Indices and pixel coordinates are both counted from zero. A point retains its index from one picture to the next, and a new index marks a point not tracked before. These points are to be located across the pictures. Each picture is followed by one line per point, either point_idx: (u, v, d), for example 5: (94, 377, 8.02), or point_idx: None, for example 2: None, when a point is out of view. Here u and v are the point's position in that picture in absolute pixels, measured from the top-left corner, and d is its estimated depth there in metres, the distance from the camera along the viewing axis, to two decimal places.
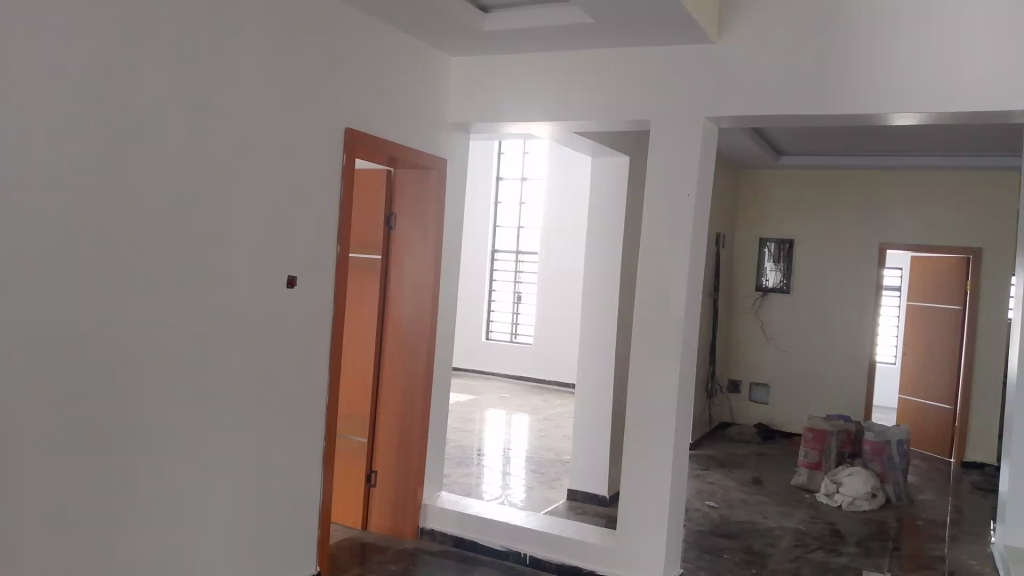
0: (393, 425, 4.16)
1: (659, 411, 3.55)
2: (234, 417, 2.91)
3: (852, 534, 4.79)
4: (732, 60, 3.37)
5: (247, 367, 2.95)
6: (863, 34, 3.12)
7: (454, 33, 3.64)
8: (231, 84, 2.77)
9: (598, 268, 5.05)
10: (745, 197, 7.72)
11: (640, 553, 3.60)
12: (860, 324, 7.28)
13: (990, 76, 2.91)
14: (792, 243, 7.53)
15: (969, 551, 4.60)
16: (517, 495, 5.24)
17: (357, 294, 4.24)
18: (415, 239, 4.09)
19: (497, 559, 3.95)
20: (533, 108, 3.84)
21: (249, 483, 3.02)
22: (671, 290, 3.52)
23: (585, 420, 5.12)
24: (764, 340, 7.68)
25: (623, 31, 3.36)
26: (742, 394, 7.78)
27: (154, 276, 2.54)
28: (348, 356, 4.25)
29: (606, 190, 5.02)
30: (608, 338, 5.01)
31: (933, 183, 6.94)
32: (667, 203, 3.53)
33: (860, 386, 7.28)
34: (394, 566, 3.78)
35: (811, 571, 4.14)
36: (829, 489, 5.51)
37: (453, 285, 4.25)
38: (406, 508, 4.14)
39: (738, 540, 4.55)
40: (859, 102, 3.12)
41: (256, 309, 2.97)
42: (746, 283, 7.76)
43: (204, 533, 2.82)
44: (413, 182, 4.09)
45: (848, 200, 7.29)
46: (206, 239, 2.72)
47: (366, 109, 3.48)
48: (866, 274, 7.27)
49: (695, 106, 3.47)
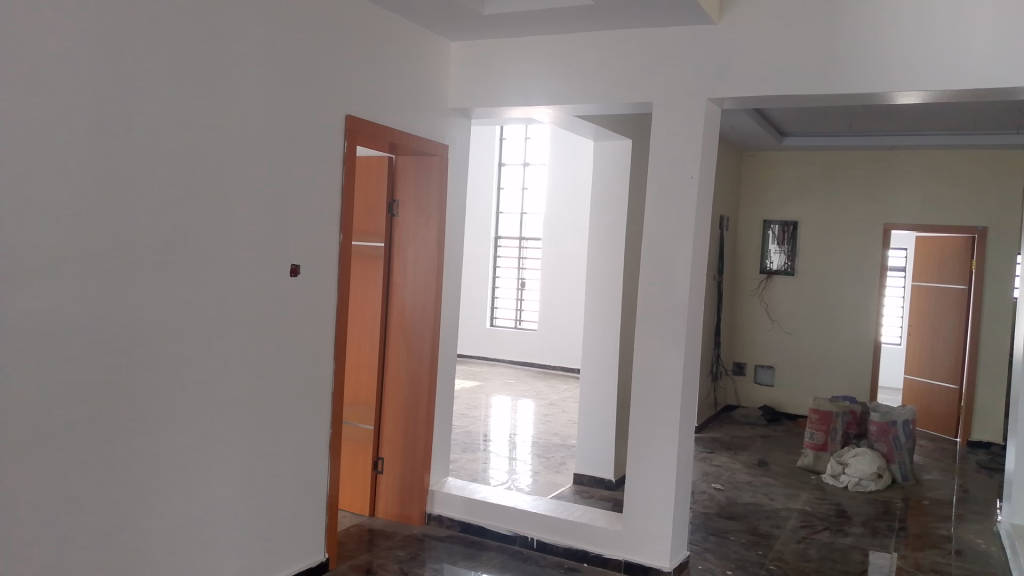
0: (398, 411, 4.17)
1: (662, 394, 3.55)
2: (239, 405, 2.93)
3: (858, 514, 4.81)
4: (734, 41, 3.35)
5: (253, 354, 2.97)
6: (866, 12, 3.09)
7: (451, 18, 3.61)
8: (230, 73, 2.76)
9: (602, 252, 5.05)
10: (749, 178, 7.69)
11: (646, 536, 3.62)
12: (866, 305, 7.26)
13: (997, 51, 2.87)
14: (796, 224, 7.51)
15: (976, 530, 4.61)
16: (524, 480, 5.24)
17: (361, 282, 4.24)
18: (419, 226, 4.08)
19: (504, 544, 3.97)
20: (534, 93, 3.81)
21: (257, 470, 3.04)
22: (675, 275, 3.51)
23: (590, 405, 5.14)
24: (769, 322, 7.67)
25: (624, 12, 3.34)
26: (747, 376, 7.78)
27: (156, 264, 2.54)
28: (353, 344, 4.26)
29: (609, 175, 5.00)
30: (612, 324, 5.01)
31: (936, 163, 6.90)
32: (670, 186, 3.51)
33: (866, 368, 7.27)
34: (402, 551, 3.80)
35: (818, 551, 4.15)
36: (835, 470, 5.52)
37: (456, 272, 4.25)
38: (413, 495, 4.16)
39: (744, 522, 4.58)
40: (861, 81, 3.10)
41: (260, 298, 2.98)
42: (750, 265, 7.74)
43: (213, 519, 2.85)
44: (415, 169, 4.09)
45: (852, 180, 7.26)
46: (208, 228, 2.73)
47: (365, 96, 3.46)
48: (871, 253, 7.24)
49: (696, 87, 3.44)
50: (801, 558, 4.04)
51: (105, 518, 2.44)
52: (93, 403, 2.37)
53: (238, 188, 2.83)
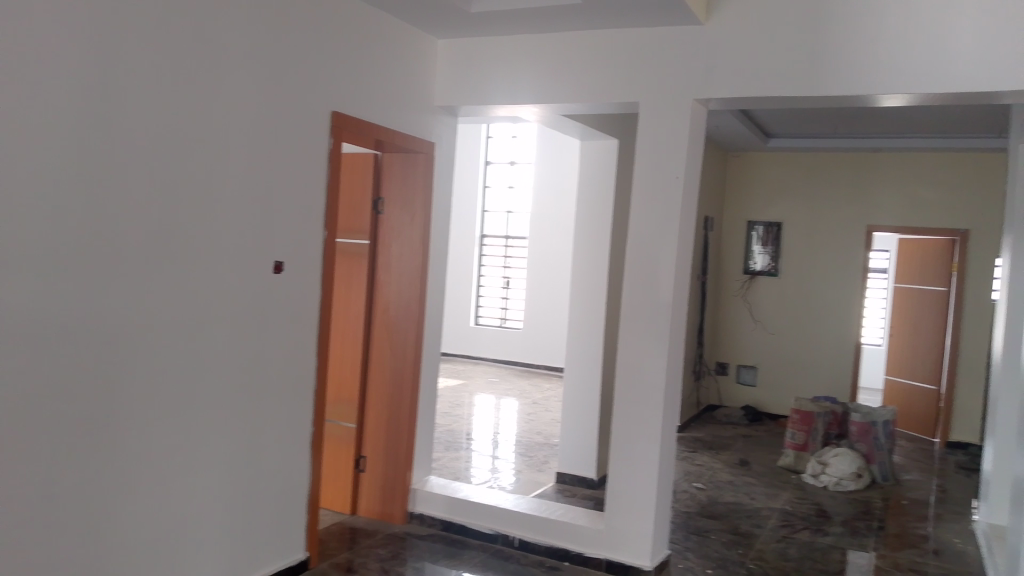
0: (381, 408, 4.15)
1: (645, 393, 3.56)
2: (222, 402, 2.91)
3: (838, 514, 4.84)
4: (722, 41, 3.36)
5: (235, 352, 2.95)
6: (854, 13, 3.10)
7: (439, 15, 3.59)
8: (215, 70, 2.74)
9: (587, 252, 5.06)
10: (733, 178, 7.72)
11: (627, 535, 3.63)
12: (846, 306, 7.32)
13: (984, 53, 2.89)
14: (780, 225, 7.54)
15: (953, 530, 4.66)
16: (506, 479, 5.25)
17: (345, 279, 4.22)
18: (404, 223, 4.07)
19: (486, 543, 3.97)
20: (521, 92, 3.81)
21: (240, 467, 3.03)
22: (659, 275, 3.52)
23: (573, 404, 5.14)
24: (752, 322, 7.71)
25: (612, 12, 3.34)
26: (729, 376, 7.82)
27: (139, 259, 2.52)
28: (336, 340, 4.24)
29: (595, 174, 5.01)
30: (596, 323, 5.02)
31: (919, 166, 6.96)
32: (657, 185, 3.52)
33: (846, 369, 7.32)
34: (383, 549, 3.79)
35: (798, 551, 4.18)
36: (815, 469, 5.54)
37: (441, 270, 4.24)
38: (395, 493, 4.15)
39: (725, 521, 4.60)
40: (849, 83, 3.11)
41: (243, 296, 2.96)
42: (733, 265, 7.77)
43: (193, 516, 2.83)
44: (401, 166, 4.07)
45: (836, 182, 7.31)
46: (190, 224, 2.70)
47: (352, 93, 3.45)
48: (852, 255, 7.29)
49: (684, 88, 3.45)
50: (781, 557, 4.07)
51: (84, 515, 2.42)
52: (76, 400, 2.35)
53: (222, 184, 2.82)
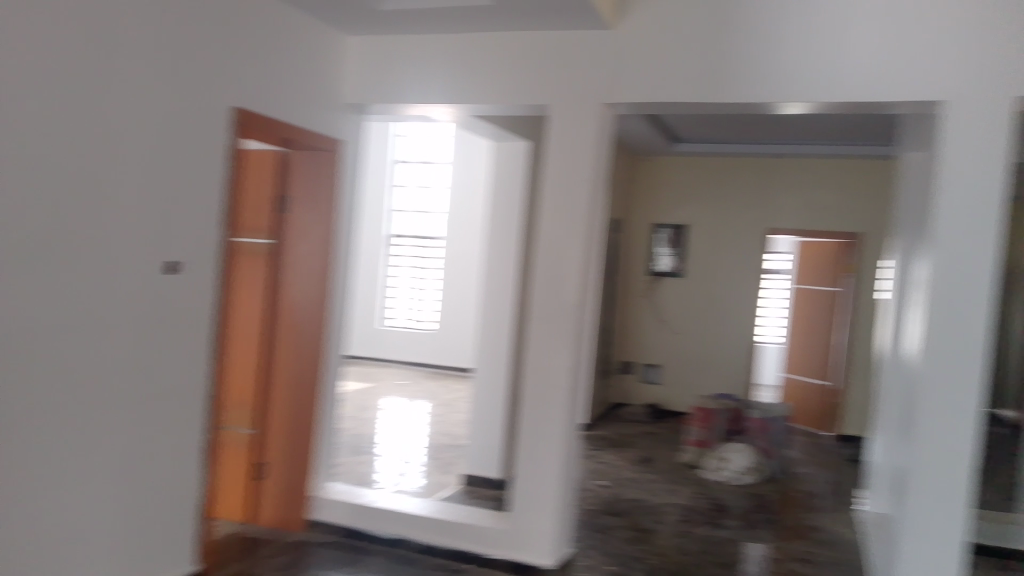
0: (283, 412, 4.05)
1: (549, 394, 3.59)
2: (112, 408, 2.78)
3: (735, 507, 5.02)
4: (631, 47, 3.41)
5: (127, 356, 2.82)
6: (756, 23, 3.21)
7: (350, 12, 3.53)
8: (107, 59, 2.61)
9: (497, 253, 5.08)
10: (639, 181, 7.90)
11: (529, 535, 3.66)
12: (738, 306, 7.59)
13: (877, 66, 3.03)
14: (686, 228, 7.75)
15: (840, 519, 4.90)
16: (407, 482, 5.18)
17: (242, 279, 4.10)
18: (308, 222, 3.98)
19: (390, 548, 3.93)
20: (429, 93, 3.78)
21: (132, 476, 2.90)
22: (564, 276, 3.56)
23: (480, 406, 5.15)
24: (658, 322, 7.89)
25: (523, 14, 3.34)
26: (634, 375, 8.00)
27: (17, 256, 2.38)
28: (235, 342, 4.11)
29: (505, 176, 5.02)
30: (505, 325, 5.04)
31: (819, 172, 7.27)
32: (565, 187, 3.55)
33: (743, 367, 7.58)
34: (283, 558, 3.70)
35: (695, 544, 4.30)
36: (713, 465, 5.70)
37: (347, 271, 4.17)
38: (295, 500, 4.05)
39: (627, 517, 4.69)
40: (751, 91, 3.22)
41: (135, 296, 2.83)
42: (638, 267, 7.94)
43: (78, 528, 2.69)
44: (307, 164, 3.98)
45: (740, 186, 7.56)
46: (76, 220, 2.56)
47: (256, 88, 3.35)
48: (749, 256, 7.55)
49: (592, 91, 3.49)
50: (680, 552, 4.17)
51: None
52: None
53: (113, 179, 2.68)
